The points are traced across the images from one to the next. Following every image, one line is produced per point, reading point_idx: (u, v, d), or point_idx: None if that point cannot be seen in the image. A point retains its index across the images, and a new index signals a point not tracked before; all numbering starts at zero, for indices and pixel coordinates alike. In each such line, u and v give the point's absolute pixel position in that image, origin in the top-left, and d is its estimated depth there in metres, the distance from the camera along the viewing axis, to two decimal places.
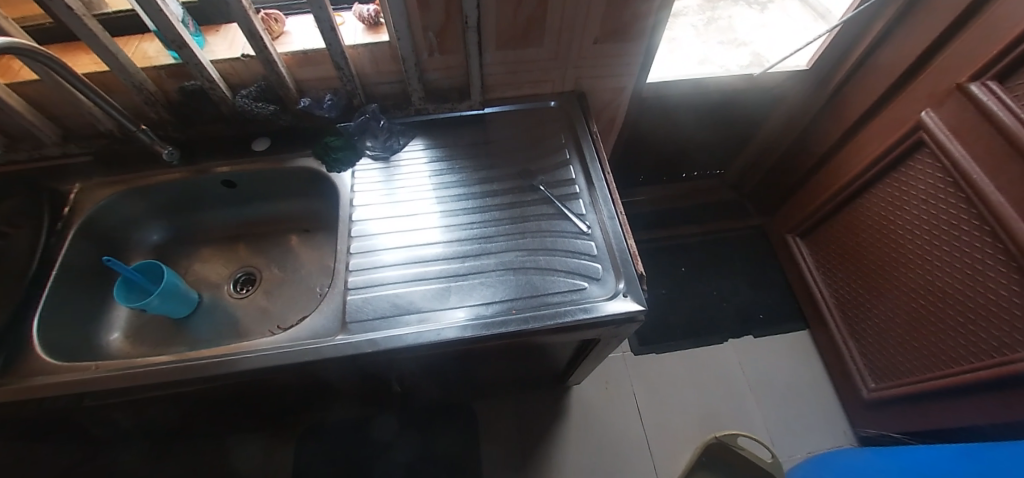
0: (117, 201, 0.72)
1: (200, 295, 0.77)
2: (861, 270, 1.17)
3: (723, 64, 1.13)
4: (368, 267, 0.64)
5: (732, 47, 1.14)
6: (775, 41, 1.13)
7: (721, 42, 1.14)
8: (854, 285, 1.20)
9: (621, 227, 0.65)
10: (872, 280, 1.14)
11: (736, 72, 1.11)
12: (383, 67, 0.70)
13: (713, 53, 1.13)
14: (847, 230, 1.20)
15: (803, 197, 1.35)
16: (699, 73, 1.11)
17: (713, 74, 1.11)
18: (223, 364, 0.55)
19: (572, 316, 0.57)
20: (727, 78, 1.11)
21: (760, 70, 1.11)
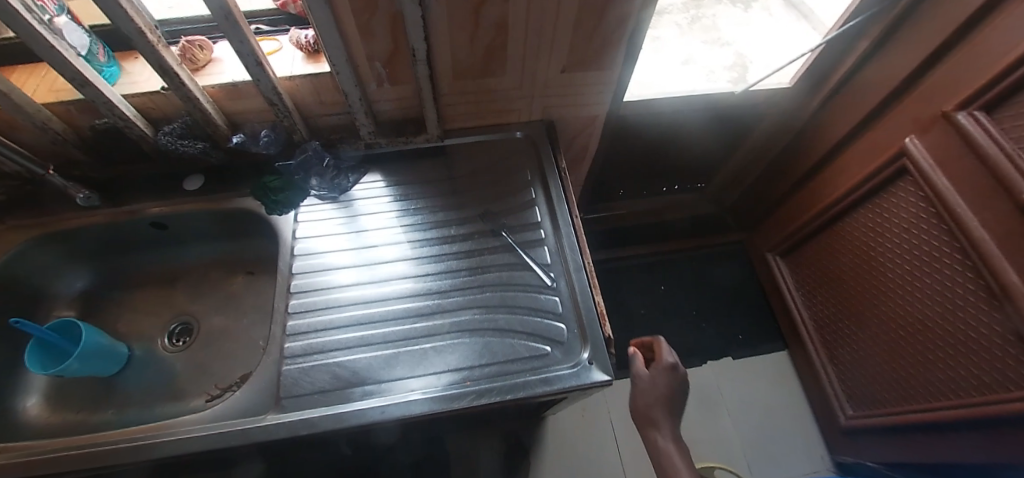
0: (31, 248, 0.63)
1: (129, 347, 0.69)
2: (841, 294, 1.15)
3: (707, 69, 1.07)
4: (307, 330, 0.57)
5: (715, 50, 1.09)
6: (757, 49, 1.09)
7: (704, 41, 1.08)
8: (834, 308, 1.18)
9: (589, 280, 0.60)
10: (852, 305, 1.11)
11: (720, 83, 1.06)
12: (326, 98, 0.63)
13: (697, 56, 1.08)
14: (828, 253, 1.17)
15: (785, 215, 1.32)
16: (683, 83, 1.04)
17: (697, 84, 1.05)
18: (134, 452, 0.48)
19: (533, 388, 0.52)
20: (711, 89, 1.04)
21: (744, 81, 1.06)
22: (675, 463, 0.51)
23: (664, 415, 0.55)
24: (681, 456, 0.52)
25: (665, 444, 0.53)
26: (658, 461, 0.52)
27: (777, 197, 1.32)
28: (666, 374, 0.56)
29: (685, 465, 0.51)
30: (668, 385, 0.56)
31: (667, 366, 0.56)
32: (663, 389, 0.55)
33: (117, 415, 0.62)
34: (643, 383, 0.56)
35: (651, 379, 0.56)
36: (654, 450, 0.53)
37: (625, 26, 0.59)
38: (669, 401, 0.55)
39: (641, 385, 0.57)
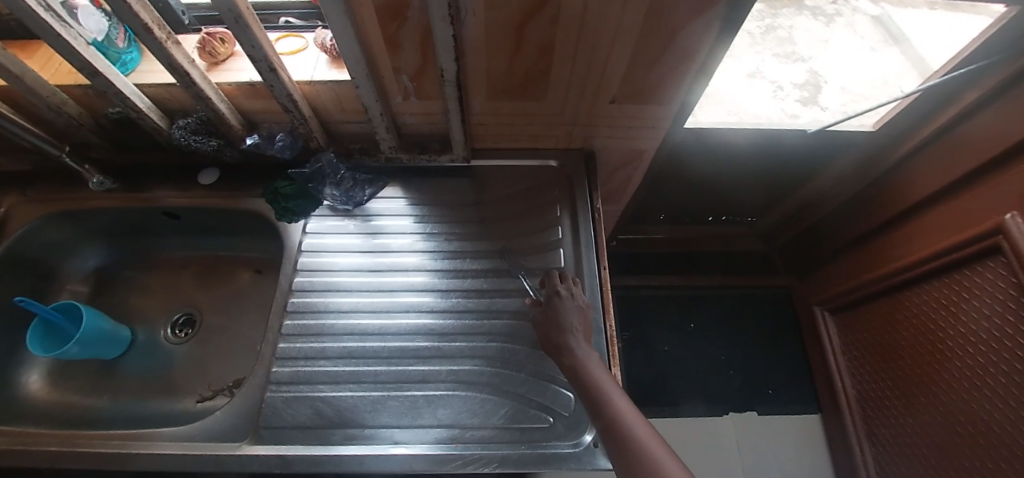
0: (47, 224, 0.64)
1: (133, 331, 0.69)
2: (894, 372, 0.96)
3: (774, 84, 0.83)
4: (298, 355, 0.54)
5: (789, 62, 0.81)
6: (840, 65, 0.83)
7: (775, 56, 0.81)
8: (883, 384, 1.00)
9: (608, 347, 0.53)
10: (907, 388, 0.93)
11: (785, 105, 0.83)
12: (348, 106, 0.58)
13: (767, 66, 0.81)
14: (886, 323, 0.97)
15: (836, 270, 1.12)
16: (743, 104, 0.84)
17: (756, 104, 0.83)
18: (115, 460, 0.48)
19: (526, 465, 0.47)
20: (774, 113, 0.82)
21: (814, 104, 0.83)
22: (609, 394, 0.41)
23: (571, 330, 0.48)
24: (609, 377, 0.43)
25: (591, 368, 0.44)
26: (587, 396, 0.42)
27: (824, 253, 1.15)
28: (575, 306, 0.50)
29: (609, 377, 0.44)
30: (581, 316, 0.50)
31: (569, 294, 0.52)
32: (575, 316, 0.50)
33: (110, 402, 0.63)
34: (550, 325, 0.49)
35: (562, 309, 0.50)
36: (580, 384, 0.43)
37: (691, 63, 0.51)
38: (586, 329, 0.50)
39: (551, 316, 0.50)
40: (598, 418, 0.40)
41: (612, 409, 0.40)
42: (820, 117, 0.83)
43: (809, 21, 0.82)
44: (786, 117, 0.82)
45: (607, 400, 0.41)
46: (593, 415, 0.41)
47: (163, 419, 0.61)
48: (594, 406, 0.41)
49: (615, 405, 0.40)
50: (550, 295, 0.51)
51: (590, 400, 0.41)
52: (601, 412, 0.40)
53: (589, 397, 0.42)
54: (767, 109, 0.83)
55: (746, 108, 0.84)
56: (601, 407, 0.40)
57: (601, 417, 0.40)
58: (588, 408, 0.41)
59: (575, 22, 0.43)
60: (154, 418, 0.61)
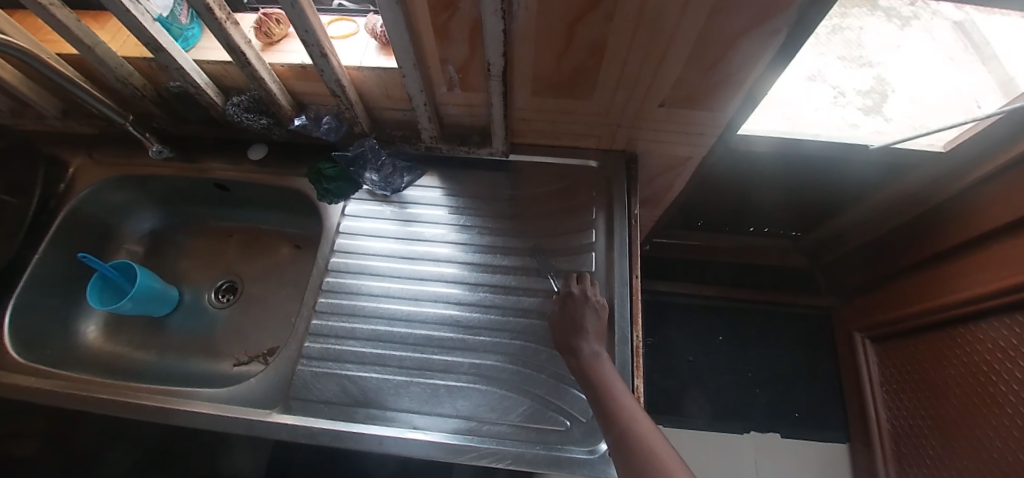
0: (110, 186, 0.70)
1: (181, 292, 0.73)
2: (936, 410, 0.89)
3: (835, 89, 0.77)
4: (329, 333, 0.56)
5: (853, 67, 0.74)
6: (913, 72, 0.74)
7: (841, 59, 0.74)
8: (921, 421, 0.93)
9: (633, 359, 0.52)
10: (947, 429, 0.86)
11: (847, 113, 0.77)
12: (393, 93, 0.58)
13: (829, 70, 0.75)
14: (931, 357, 0.91)
15: (882, 297, 1.05)
16: (799, 109, 0.80)
17: (813, 110, 0.79)
18: (159, 412, 0.52)
19: (539, 465, 0.47)
20: (833, 120, 0.78)
21: (879, 113, 0.76)
22: (626, 405, 0.42)
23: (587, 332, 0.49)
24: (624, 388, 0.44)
25: (610, 378, 0.44)
26: (602, 405, 0.42)
27: (870, 279, 1.08)
28: (591, 307, 0.51)
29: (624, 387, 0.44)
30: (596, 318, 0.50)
31: (585, 295, 0.52)
32: (591, 319, 0.50)
33: (157, 357, 0.68)
34: (567, 326, 0.50)
35: (578, 310, 0.50)
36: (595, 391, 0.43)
37: (750, 70, 0.48)
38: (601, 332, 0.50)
39: (568, 317, 0.50)
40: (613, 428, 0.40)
41: (628, 421, 0.40)
42: (882, 128, 0.76)
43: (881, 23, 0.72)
44: (846, 126, 0.77)
45: (624, 411, 0.41)
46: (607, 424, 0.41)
47: (204, 378, 0.65)
48: (610, 416, 0.41)
49: (631, 415, 0.41)
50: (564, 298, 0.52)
51: (605, 408, 0.42)
52: (617, 422, 0.40)
53: (605, 405, 0.42)
54: (824, 116, 0.78)
55: (801, 115, 0.79)
56: (617, 417, 0.41)
57: (617, 427, 0.40)
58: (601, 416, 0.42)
59: (630, 21, 0.41)
60: (196, 377, 0.65)
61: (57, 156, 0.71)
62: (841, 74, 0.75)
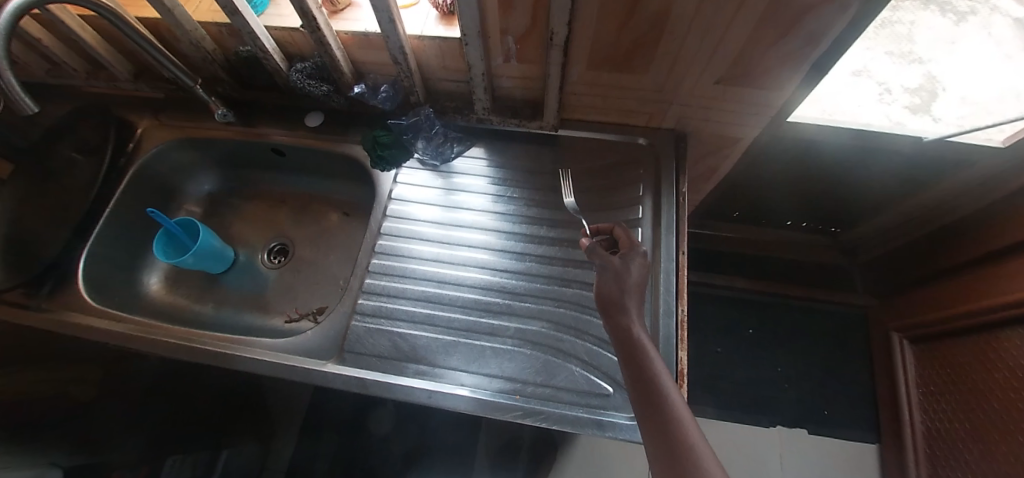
0: (173, 147, 0.73)
1: (237, 252, 0.77)
2: (974, 414, 0.87)
3: (881, 85, 0.74)
4: (381, 292, 0.59)
5: (903, 63, 0.73)
6: (969, 70, 0.70)
7: (890, 53, 0.73)
8: (957, 424, 0.91)
9: (677, 331, 0.53)
10: (982, 433, 0.84)
11: (893, 112, 0.73)
12: (450, 64, 0.59)
13: (876, 66, 0.74)
14: (971, 361, 0.88)
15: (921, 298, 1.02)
16: (841, 106, 0.75)
17: (857, 108, 0.74)
18: (221, 357, 0.55)
19: (582, 426, 0.49)
20: (876, 117, 0.73)
21: (928, 113, 0.72)
22: (662, 382, 0.39)
23: (630, 290, 0.45)
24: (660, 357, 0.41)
25: (647, 348, 0.41)
26: (637, 376, 0.40)
27: (912, 278, 1.05)
28: (636, 264, 0.47)
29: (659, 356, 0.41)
30: (641, 277, 0.47)
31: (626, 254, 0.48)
32: (636, 278, 0.46)
33: (214, 310, 0.72)
34: (607, 285, 0.45)
35: (623, 269, 0.46)
36: (631, 360, 0.41)
37: (812, 50, 0.46)
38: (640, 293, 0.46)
39: (610, 275, 0.46)
40: (648, 404, 0.38)
41: (663, 400, 0.38)
42: (930, 128, 0.71)
43: (934, 18, 0.72)
44: (891, 124, 0.72)
45: (660, 389, 0.38)
46: (640, 399, 0.39)
47: (259, 332, 0.69)
48: (644, 389, 0.39)
49: (666, 393, 0.38)
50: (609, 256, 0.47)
51: (639, 381, 0.39)
52: (651, 401, 0.38)
53: (641, 378, 0.39)
54: (868, 114, 0.73)
55: (842, 111, 0.74)
56: (654, 394, 0.38)
57: (652, 407, 0.38)
58: (635, 389, 0.39)
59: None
60: (251, 329, 0.70)
61: (128, 118, 0.75)
62: (891, 70, 0.73)
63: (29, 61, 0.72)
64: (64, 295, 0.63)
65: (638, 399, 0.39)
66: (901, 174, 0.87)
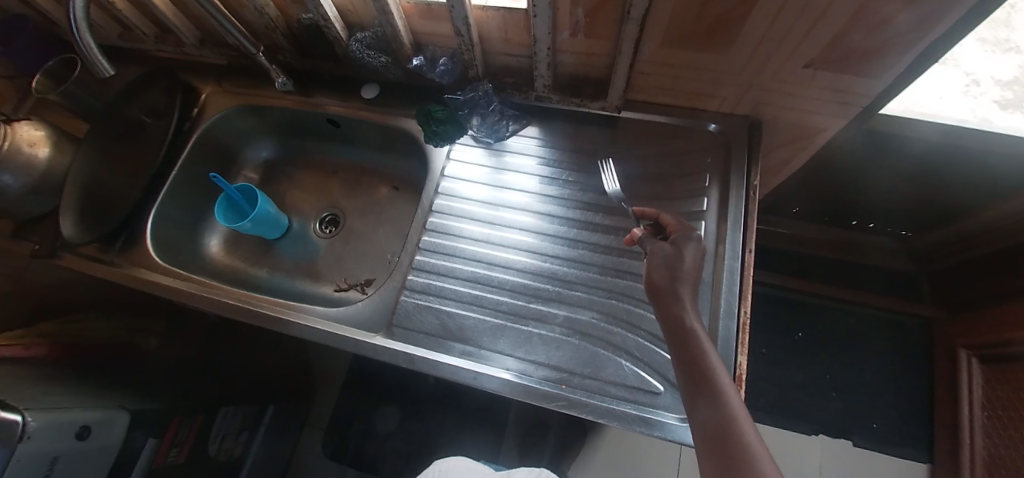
0: (234, 114, 0.75)
1: (290, 220, 0.79)
2: None
3: (967, 76, 0.60)
4: (431, 270, 0.59)
5: (992, 53, 0.57)
6: None
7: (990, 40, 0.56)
8: (1014, 450, 0.83)
9: (739, 334, 0.50)
10: None
11: (978, 106, 0.61)
12: (512, 37, 0.56)
13: (963, 54, 0.58)
14: None
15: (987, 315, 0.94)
16: (920, 95, 0.65)
17: (936, 99, 0.64)
18: (277, 321, 0.58)
19: (630, 422, 0.47)
20: (960, 113, 0.62)
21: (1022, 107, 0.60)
22: (715, 373, 0.37)
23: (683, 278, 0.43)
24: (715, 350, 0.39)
25: (702, 340, 0.39)
26: (687, 366, 0.38)
27: (984, 294, 0.96)
28: (691, 250, 0.46)
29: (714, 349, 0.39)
30: (695, 263, 0.45)
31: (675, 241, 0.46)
32: (691, 265, 0.44)
33: (268, 274, 0.75)
34: (659, 273, 0.44)
35: (676, 256, 0.45)
36: (682, 349, 0.39)
37: (927, 32, 0.39)
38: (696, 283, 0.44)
39: (662, 262, 0.45)
40: (698, 397, 0.36)
41: (715, 392, 0.35)
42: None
43: None
44: (974, 120, 0.61)
45: (712, 381, 0.36)
46: (691, 391, 0.37)
47: (310, 299, 0.72)
48: (693, 378, 0.37)
49: (719, 386, 0.36)
50: (658, 243, 0.47)
51: (690, 372, 0.38)
52: (702, 393, 0.36)
53: (691, 368, 0.38)
54: (951, 108, 0.63)
55: (921, 101, 0.65)
56: (705, 385, 0.36)
57: (701, 400, 0.36)
58: (686, 381, 0.38)
59: None
60: (303, 295, 0.72)
61: (193, 84, 0.77)
62: (977, 61, 0.58)
63: (104, 24, 0.75)
64: (135, 252, 0.67)
65: (687, 392, 0.37)
66: (1005, 181, 0.76)
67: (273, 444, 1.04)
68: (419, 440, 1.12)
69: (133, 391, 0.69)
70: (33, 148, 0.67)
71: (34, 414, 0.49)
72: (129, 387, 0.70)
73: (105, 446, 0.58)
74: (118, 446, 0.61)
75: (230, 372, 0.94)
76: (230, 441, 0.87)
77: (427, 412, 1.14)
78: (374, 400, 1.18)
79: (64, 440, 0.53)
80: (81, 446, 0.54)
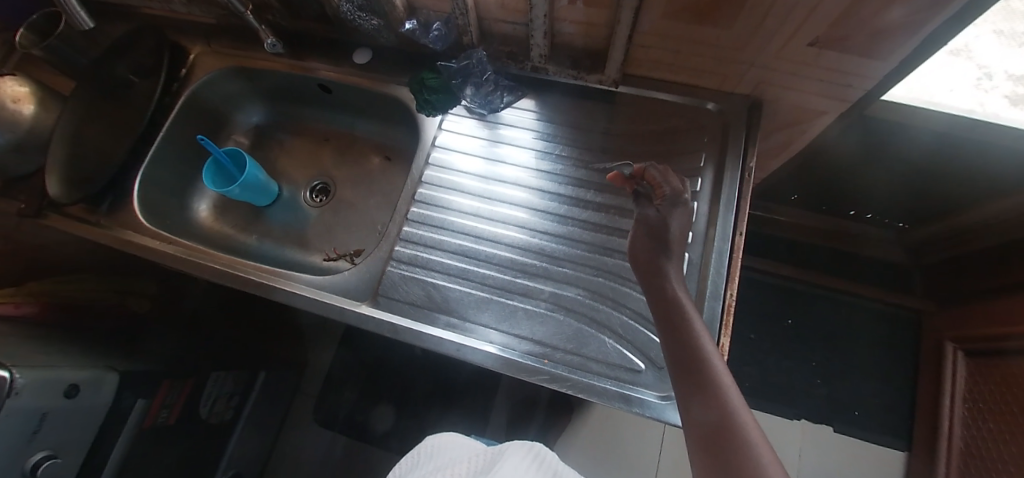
0: (224, 76, 0.73)
1: (280, 188, 0.78)
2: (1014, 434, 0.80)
3: (979, 69, 0.60)
4: (417, 241, 0.58)
5: (1007, 47, 0.58)
6: None
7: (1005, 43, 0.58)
8: (994, 443, 0.84)
9: (723, 315, 0.50)
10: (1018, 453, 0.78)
11: (987, 100, 0.60)
12: (509, 3, 0.54)
13: (978, 45, 0.59)
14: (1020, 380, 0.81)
15: (978, 312, 0.94)
16: (928, 86, 0.63)
17: (946, 91, 0.61)
18: (263, 287, 0.57)
19: (609, 399, 0.47)
20: (967, 103, 0.60)
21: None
22: (711, 365, 0.35)
23: (670, 257, 0.44)
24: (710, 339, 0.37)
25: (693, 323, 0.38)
26: (681, 357, 0.37)
27: (976, 289, 0.95)
28: (677, 213, 0.45)
29: (710, 338, 0.38)
30: (683, 228, 0.45)
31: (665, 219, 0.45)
32: (677, 232, 0.45)
33: (257, 241, 0.75)
34: (643, 246, 0.45)
35: (662, 225, 0.45)
36: (674, 337, 0.38)
37: (937, 13, 0.37)
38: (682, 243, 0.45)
39: (645, 231, 0.46)
40: (695, 387, 0.34)
41: (711, 385, 0.33)
42: None
43: None
44: (981, 112, 0.59)
45: (706, 373, 0.34)
46: (686, 382, 0.35)
47: (298, 267, 0.71)
48: (687, 367, 0.36)
49: (715, 377, 0.34)
50: (648, 207, 0.47)
51: (683, 361, 0.36)
52: (697, 386, 0.34)
53: (684, 360, 0.36)
54: (958, 100, 0.61)
55: (930, 92, 0.63)
56: (699, 376, 0.34)
57: (698, 391, 0.34)
58: (679, 371, 0.36)
59: None
60: (292, 263, 0.72)
61: (180, 43, 0.74)
62: (990, 53, 0.59)
63: None
64: (121, 213, 0.66)
65: (681, 380, 0.35)
66: (1009, 176, 0.75)
67: (265, 409, 1.06)
68: (410, 413, 1.14)
69: (123, 353, 0.69)
70: (17, 105, 0.66)
71: (20, 371, 0.49)
72: (120, 348, 0.70)
73: (94, 405, 0.59)
74: (108, 405, 0.61)
75: (222, 337, 0.94)
76: (221, 404, 0.88)
77: (421, 384, 1.16)
78: (365, 373, 1.19)
79: (51, 397, 0.53)
80: (70, 404, 0.55)
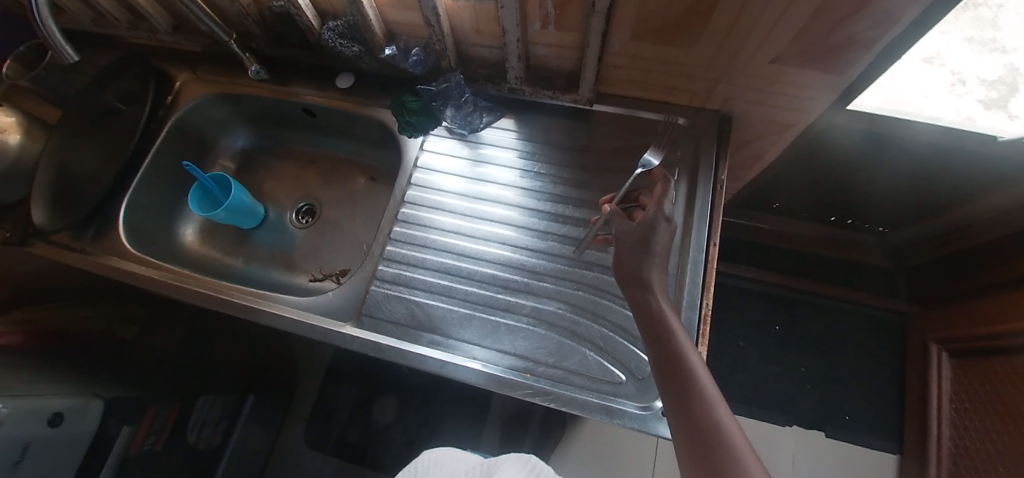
0: (210, 102, 0.75)
1: (266, 210, 0.79)
2: (1002, 433, 0.80)
3: (953, 75, 0.59)
4: (401, 260, 0.59)
5: (978, 53, 0.56)
6: None
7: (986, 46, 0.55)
8: (982, 443, 0.85)
9: (700, 324, 0.51)
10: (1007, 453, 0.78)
11: (962, 105, 0.61)
12: (485, 28, 0.56)
13: (951, 52, 0.57)
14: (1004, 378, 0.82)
15: (960, 312, 0.95)
16: (904, 92, 0.63)
17: (920, 97, 0.62)
18: (248, 310, 0.58)
19: (590, 411, 0.48)
20: (940, 111, 0.62)
21: None
22: (692, 368, 0.37)
23: (653, 258, 0.44)
24: (689, 341, 0.39)
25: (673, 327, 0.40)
26: (664, 362, 0.38)
27: (956, 290, 0.97)
28: (658, 231, 0.45)
29: (688, 340, 0.39)
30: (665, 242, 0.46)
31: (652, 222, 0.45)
32: (660, 245, 0.45)
33: (244, 264, 0.76)
34: (626, 255, 0.45)
35: (642, 242, 0.45)
36: (656, 343, 0.39)
37: (884, 29, 0.39)
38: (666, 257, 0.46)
39: (629, 246, 0.45)
40: (680, 389, 0.36)
41: (695, 390, 0.36)
42: (1002, 126, 0.60)
43: None
44: (958, 120, 0.62)
45: (687, 377, 0.36)
46: (670, 385, 0.37)
47: (285, 288, 0.72)
48: (670, 372, 0.37)
49: (697, 380, 0.36)
50: (625, 224, 0.46)
51: (667, 365, 0.38)
52: (682, 391, 0.36)
53: (668, 365, 0.38)
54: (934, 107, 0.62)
55: (905, 98, 0.64)
56: (682, 380, 0.36)
57: (683, 396, 0.36)
58: (663, 374, 0.38)
59: None
60: (279, 284, 0.72)
61: (167, 71, 0.76)
62: (963, 59, 0.57)
63: (76, 9, 0.73)
64: (106, 239, 0.66)
65: (665, 385, 0.37)
66: (977, 178, 0.77)
67: (254, 432, 1.05)
68: (403, 430, 1.13)
69: (108, 379, 0.68)
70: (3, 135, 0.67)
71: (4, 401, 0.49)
72: (105, 375, 0.69)
73: (78, 434, 0.58)
74: (92, 433, 0.60)
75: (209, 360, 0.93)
76: (209, 429, 0.87)
77: (412, 401, 1.15)
78: (356, 392, 1.19)
79: (32, 426, 0.52)
80: (53, 434, 0.54)
